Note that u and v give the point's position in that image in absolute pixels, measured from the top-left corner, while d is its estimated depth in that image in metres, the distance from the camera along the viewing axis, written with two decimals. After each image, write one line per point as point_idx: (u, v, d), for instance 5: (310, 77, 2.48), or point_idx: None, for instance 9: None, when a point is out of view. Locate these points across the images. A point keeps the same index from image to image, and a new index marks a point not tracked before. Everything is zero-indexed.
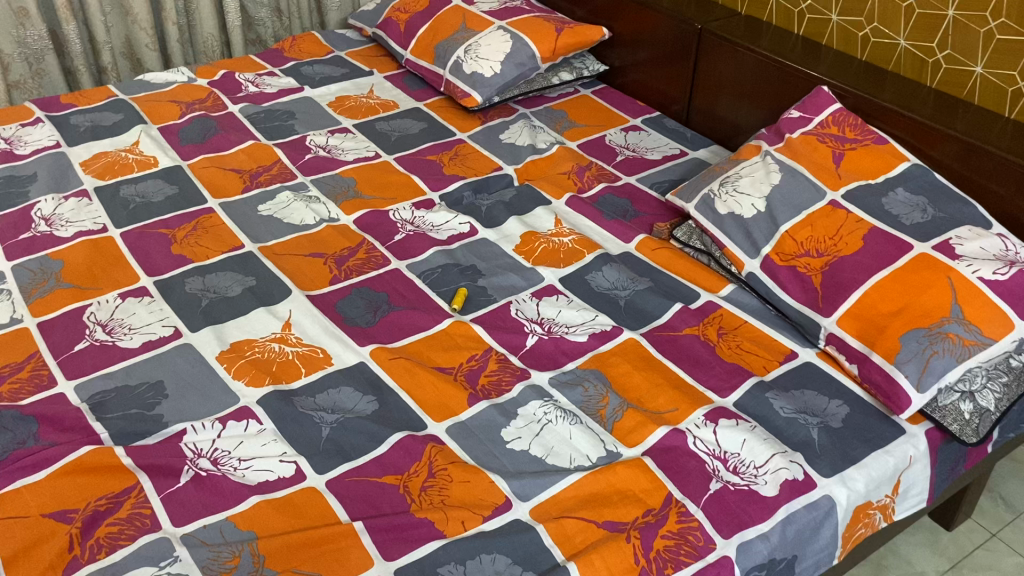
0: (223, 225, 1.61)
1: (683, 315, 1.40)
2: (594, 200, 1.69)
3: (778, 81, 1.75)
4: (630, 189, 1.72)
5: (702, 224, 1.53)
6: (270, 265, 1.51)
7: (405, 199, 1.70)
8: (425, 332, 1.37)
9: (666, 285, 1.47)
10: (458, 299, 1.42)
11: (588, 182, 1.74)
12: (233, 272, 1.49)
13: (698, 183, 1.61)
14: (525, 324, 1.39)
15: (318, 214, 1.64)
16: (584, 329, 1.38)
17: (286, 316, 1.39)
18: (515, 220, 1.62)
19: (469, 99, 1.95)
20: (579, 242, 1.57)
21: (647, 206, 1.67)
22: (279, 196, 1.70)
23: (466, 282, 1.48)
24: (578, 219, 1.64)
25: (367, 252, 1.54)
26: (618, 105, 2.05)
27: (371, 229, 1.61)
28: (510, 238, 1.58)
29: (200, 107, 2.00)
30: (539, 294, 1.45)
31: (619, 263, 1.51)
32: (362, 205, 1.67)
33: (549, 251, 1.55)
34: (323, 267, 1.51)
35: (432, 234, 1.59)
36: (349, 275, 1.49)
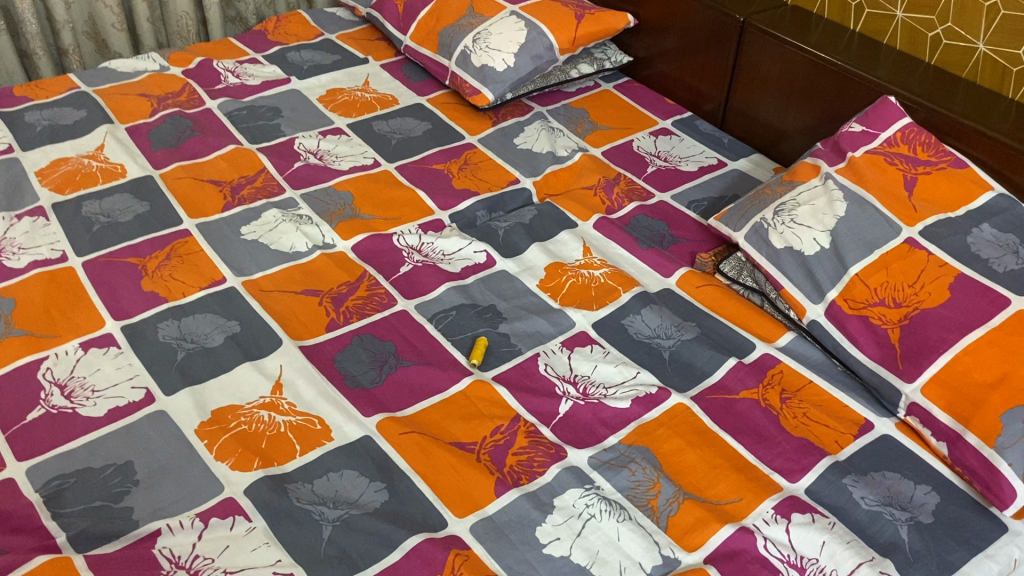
0: (202, 252, 1.40)
1: (738, 374, 1.21)
2: (625, 222, 1.49)
3: (834, 86, 1.54)
4: (666, 209, 1.52)
5: (754, 259, 1.34)
6: (257, 306, 1.30)
7: (410, 219, 1.49)
8: (441, 394, 1.17)
9: (715, 333, 1.28)
10: (478, 352, 1.22)
11: (618, 200, 1.54)
12: (215, 316, 1.28)
13: (746, 208, 1.41)
14: (556, 385, 1.20)
15: (311, 239, 1.43)
16: (626, 391, 1.19)
17: (276, 373, 1.19)
18: (537, 247, 1.42)
19: (479, 97, 1.74)
20: (612, 277, 1.37)
21: (686, 231, 1.47)
22: (265, 215, 1.48)
23: (486, 328, 1.28)
24: (608, 247, 1.43)
25: (369, 288, 1.34)
26: (644, 103, 1.84)
27: (373, 258, 1.40)
28: (533, 271, 1.38)
29: (174, 102, 1.77)
30: (571, 344, 1.26)
31: (661, 305, 1.32)
32: (361, 227, 1.46)
33: (578, 288, 1.35)
34: (319, 308, 1.30)
35: (443, 265, 1.39)
36: (350, 319, 1.29)
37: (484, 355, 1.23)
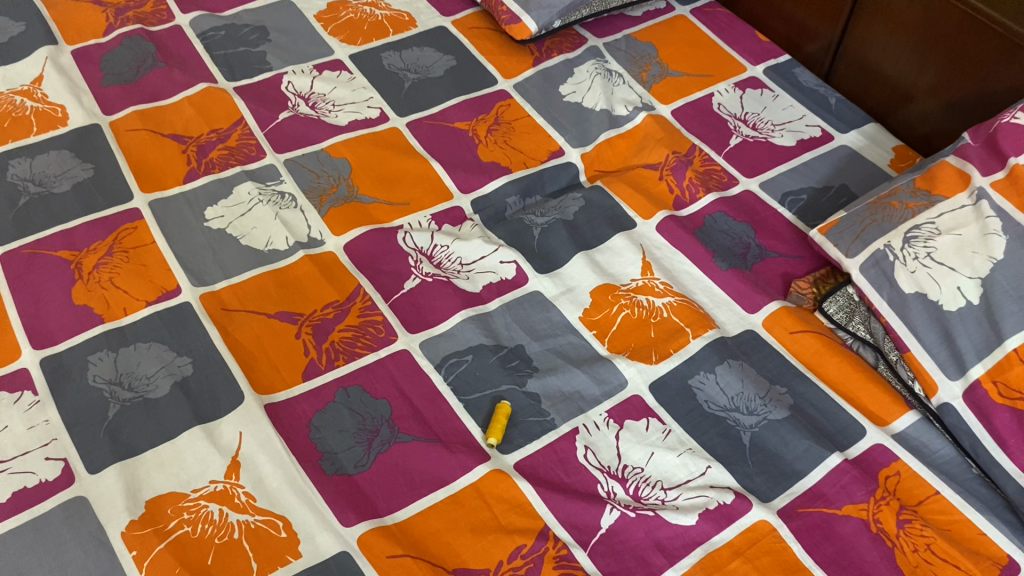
0: (153, 246, 1.09)
1: (841, 480, 0.92)
2: (698, 224, 1.16)
3: (996, 50, 1.14)
4: (751, 204, 1.18)
5: (870, 302, 1.01)
6: (216, 336, 1.01)
7: (422, 204, 1.16)
8: (447, 488, 0.90)
9: (811, 409, 0.98)
10: (497, 428, 0.93)
11: (690, 188, 1.20)
12: (161, 349, 0.99)
13: (863, 222, 1.06)
14: (599, 482, 0.91)
15: (292, 232, 1.12)
16: (691, 498, 0.90)
17: (233, 446, 0.91)
18: (582, 259, 1.10)
19: (519, 27, 1.36)
20: (679, 311, 1.05)
21: (776, 240, 1.14)
22: (238, 190, 1.16)
23: (509, 384, 0.98)
24: (675, 262, 1.11)
25: (362, 314, 1.03)
26: (730, 36, 1.45)
27: (368, 264, 1.08)
28: (574, 296, 1.07)
29: (135, 15, 1.40)
30: (620, 416, 0.96)
31: (742, 360, 1.01)
32: (358, 216, 1.14)
33: (633, 325, 1.04)
34: (295, 343, 1.00)
35: (459, 279, 1.07)
36: (334, 362, 0.99)
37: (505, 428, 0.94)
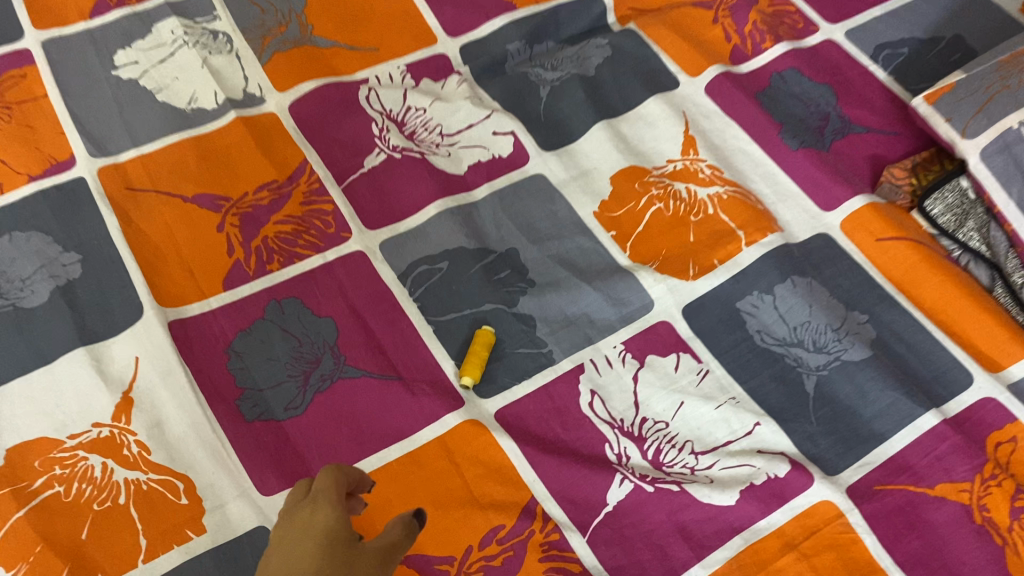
0: (44, 102, 0.83)
1: (936, 448, 0.68)
2: (762, 84, 0.88)
3: None
4: (833, 59, 0.90)
5: (993, 204, 0.74)
6: (115, 225, 0.76)
7: (396, 52, 0.89)
8: (405, 445, 0.67)
9: (899, 346, 0.73)
10: (474, 365, 0.70)
11: (753, 36, 0.91)
12: (43, 242, 0.75)
13: (989, 85, 0.77)
14: (607, 441, 0.68)
15: (225, 86, 0.86)
16: (730, 468, 0.67)
17: (127, 378, 0.69)
18: (602, 130, 0.83)
19: None
20: (729, 208, 0.79)
21: (864, 110, 0.86)
22: (160, 29, 0.89)
23: (495, 303, 0.74)
24: (728, 136, 0.84)
25: (306, 201, 0.78)
26: None
27: (320, 133, 0.83)
28: (589, 182, 0.81)
29: None
30: (640, 350, 0.73)
31: (811, 277, 0.76)
32: (311, 66, 0.87)
33: (666, 225, 0.78)
34: (215, 238, 0.76)
35: (436, 155, 0.82)
36: (265, 265, 0.74)
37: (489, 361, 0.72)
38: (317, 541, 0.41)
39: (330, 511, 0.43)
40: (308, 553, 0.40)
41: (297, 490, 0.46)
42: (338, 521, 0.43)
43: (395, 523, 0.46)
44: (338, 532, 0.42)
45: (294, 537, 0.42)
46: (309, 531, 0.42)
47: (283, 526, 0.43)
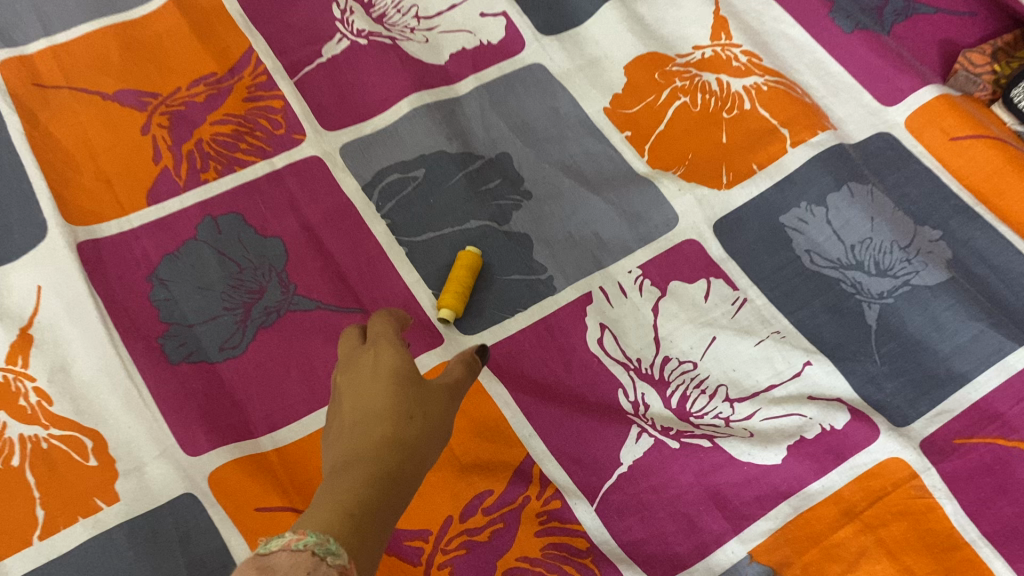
0: None
1: None
2: None
3: None
4: None
5: None
6: (16, 125, 0.62)
7: None
8: None
9: (981, 267, 0.59)
10: (453, 291, 0.56)
11: None
12: None
13: None
14: (621, 387, 0.55)
15: None
16: (774, 419, 0.54)
17: (26, 311, 0.55)
18: (615, 12, 0.69)
19: None
20: (769, 101, 0.64)
21: None
22: None
23: (482, 220, 0.60)
24: (767, 19, 0.69)
25: (251, 98, 0.64)
26: None
27: (271, 17, 0.68)
28: (597, 74, 0.67)
29: None
30: (662, 275, 0.59)
31: (874, 184, 0.61)
32: None
33: (693, 123, 0.64)
34: (137, 141, 0.62)
35: (411, 42, 0.67)
36: (198, 174, 0.61)
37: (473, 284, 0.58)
38: (386, 380, 0.45)
39: (392, 352, 0.47)
40: (382, 392, 0.45)
41: (354, 333, 0.50)
42: (400, 360, 0.47)
43: (458, 358, 0.49)
44: (404, 370, 0.46)
45: (364, 381, 0.46)
46: (377, 372, 0.46)
47: (351, 373, 0.47)
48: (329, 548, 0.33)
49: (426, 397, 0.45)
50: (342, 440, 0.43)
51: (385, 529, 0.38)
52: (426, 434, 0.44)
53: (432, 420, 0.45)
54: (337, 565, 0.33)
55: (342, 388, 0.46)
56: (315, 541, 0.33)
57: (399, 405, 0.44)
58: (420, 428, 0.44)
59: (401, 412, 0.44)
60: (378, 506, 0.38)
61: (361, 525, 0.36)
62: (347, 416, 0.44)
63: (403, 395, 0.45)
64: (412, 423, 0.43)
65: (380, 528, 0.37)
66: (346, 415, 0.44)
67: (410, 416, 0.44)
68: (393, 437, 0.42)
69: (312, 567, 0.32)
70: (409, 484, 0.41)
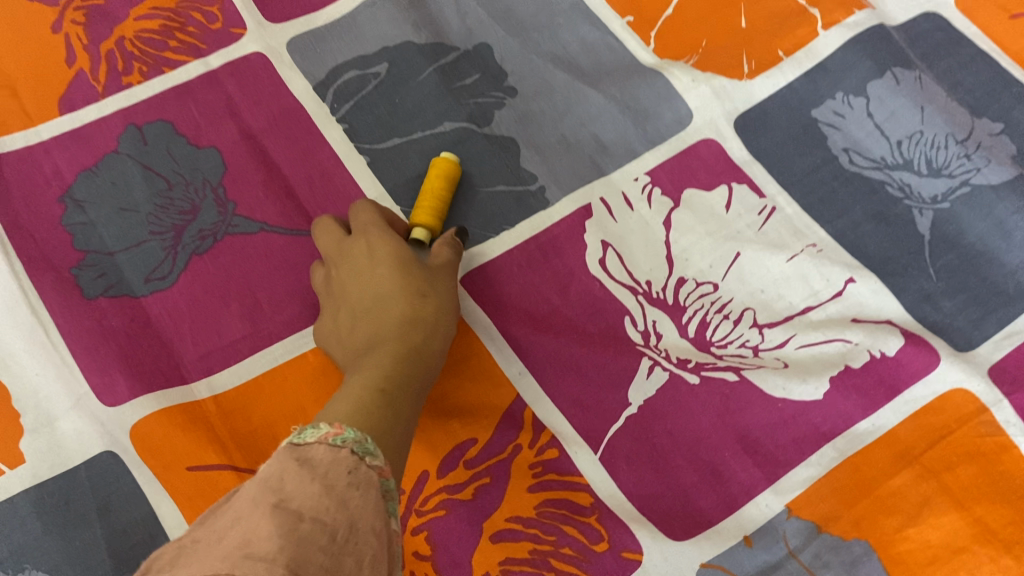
0: None
1: None
2: None
3: None
4: None
5: None
6: None
7: None
8: None
9: None
10: (429, 202, 0.46)
11: None
12: None
13: None
14: (629, 313, 0.46)
15: None
16: (812, 346, 0.45)
17: None
18: None
19: None
20: None
21: None
22: None
23: (459, 123, 0.51)
24: None
25: None
26: None
27: None
28: None
29: None
30: (673, 182, 0.50)
31: (921, 69, 0.52)
32: None
33: (706, 4, 0.54)
34: (47, 42, 0.52)
35: None
36: (119, 77, 0.51)
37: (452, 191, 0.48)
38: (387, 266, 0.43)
39: (384, 233, 0.44)
40: (386, 278, 0.43)
41: (334, 226, 0.46)
42: (395, 240, 0.44)
43: (442, 243, 0.45)
44: (403, 249, 0.44)
45: (362, 265, 0.44)
46: (375, 259, 0.44)
47: (345, 261, 0.44)
48: (366, 447, 0.30)
49: (436, 272, 0.44)
50: (355, 331, 0.42)
51: (415, 414, 0.37)
52: (442, 310, 0.42)
53: (446, 295, 0.43)
54: (376, 463, 0.29)
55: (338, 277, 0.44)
56: (353, 438, 0.30)
57: (408, 284, 0.43)
58: (436, 303, 0.42)
59: (413, 290, 0.42)
60: (407, 389, 0.38)
61: (393, 405, 0.36)
62: (355, 304, 0.43)
63: (408, 277, 0.43)
64: (424, 302, 0.42)
65: (411, 412, 0.37)
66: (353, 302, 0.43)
67: (424, 294, 0.43)
68: (409, 318, 0.41)
69: (351, 465, 0.28)
70: (433, 364, 0.41)
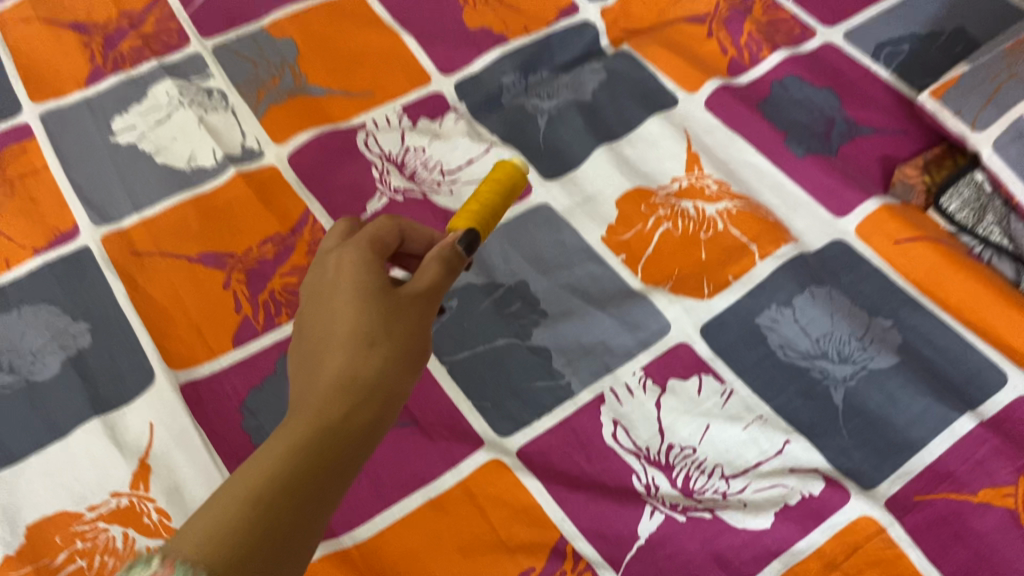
0: (46, 175, 0.83)
1: (974, 453, 0.65)
2: (762, 95, 0.87)
3: None
4: (834, 62, 0.89)
5: (1009, 195, 0.72)
6: (122, 289, 0.76)
7: (391, 94, 0.89)
8: (426, 491, 0.65)
9: (927, 349, 0.71)
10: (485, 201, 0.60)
11: (749, 47, 0.90)
12: (53, 313, 0.74)
13: (995, 77, 0.76)
14: (635, 473, 0.66)
15: (222, 145, 0.85)
16: (762, 489, 0.65)
17: (143, 444, 0.67)
18: (604, 155, 0.83)
19: None
20: (740, 222, 0.78)
21: (871, 112, 0.84)
22: (154, 93, 0.89)
23: (508, 338, 0.73)
24: (732, 150, 0.83)
25: (311, 253, 0.78)
26: None
27: (322, 181, 0.83)
28: (594, 208, 0.80)
29: None
30: (661, 375, 0.71)
31: (830, 286, 0.74)
32: (309, 115, 0.87)
33: (676, 245, 0.77)
34: (221, 297, 0.75)
35: (439, 194, 0.81)
36: (273, 319, 0.74)
37: (511, 193, 0.62)
38: (348, 305, 0.50)
39: (357, 272, 0.52)
40: (346, 314, 0.50)
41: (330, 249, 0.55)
42: (366, 278, 0.52)
43: (435, 259, 0.54)
44: (366, 289, 0.51)
45: (331, 295, 0.51)
46: (342, 293, 0.51)
47: (321, 283, 0.52)
48: None
49: (390, 320, 0.50)
50: (313, 354, 0.50)
51: (332, 472, 0.44)
52: (384, 360, 0.49)
53: (395, 344, 0.50)
54: None
55: (316, 293, 0.52)
56: None
57: (357, 334, 0.49)
58: (380, 356, 0.49)
59: (364, 337, 0.49)
60: (325, 455, 0.44)
61: (308, 469, 0.43)
62: (317, 328, 0.51)
63: (363, 321, 0.50)
64: (370, 354, 0.49)
65: (335, 471, 0.44)
66: (315, 324, 0.51)
67: (370, 344, 0.49)
68: (349, 370, 0.48)
69: None
70: (368, 414, 0.47)
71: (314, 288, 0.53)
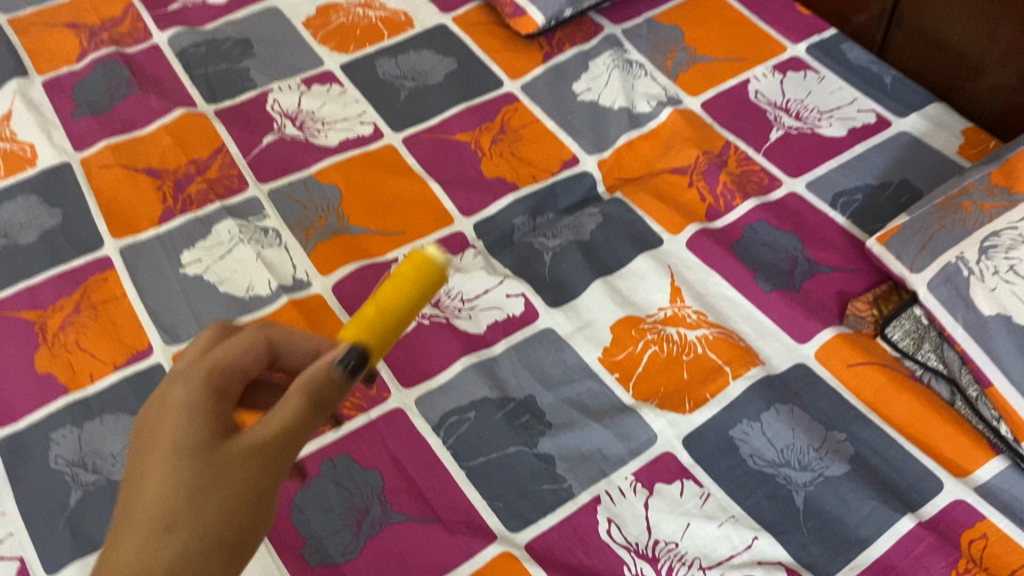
0: (124, 301, 0.98)
1: (914, 548, 0.77)
2: (736, 236, 1.02)
3: None
4: (797, 209, 1.04)
5: (942, 327, 0.85)
6: None
7: (420, 232, 1.05)
8: None
9: (875, 458, 0.83)
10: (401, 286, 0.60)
11: (724, 195, 1.06)
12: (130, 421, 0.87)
13: (929, 227, 0.90)
14: (626, 563, 0.78)
15: (275, 275, 1.00)
16: None
17: None
18: (600, 287, 0.97)
19: (525, 21, 1.25)
20: (716, 346, 0.91)
21: (828, 253, 0.99)
22: (217, 230, 1.04)
23: (518, 446, 0.85)
24: (710, 284, 0.97)
25: None
26: (764, 12, 1.30)
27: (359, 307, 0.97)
28: (592, 333, 0.94)
29: (110, 36, 1.30)
30: (649, 479, 0.83)
31: (792, 403, 0.87)
32: (349, 251, 1.03)
33: (662, 366, 0.91)
34: None
35: (460, 319, 0.95)
36: None
37: (423, 289, 0.60)
38: (159, 475, 0.51)
39: (175, 433, 0.52)
40: (155, 486, 0.51)
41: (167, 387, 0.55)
42: (183, 440, 0.52)
43: (297, 393, 0.53)
44: (182, 457, 0.51)
45: (148, 455, 0.52)
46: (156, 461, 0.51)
47: (149, 432, 0.53)
48: None
49: (198, 497, 0.50)
50: (124, 518, 0.51)
51: None
52: (186, 540, 0.49)
53: (199, 527, 0.50)
54: None
55: (142, 440, 0.53)
56: None
57: (154, 520, 0.50)
58: (178, 540, 0.49)
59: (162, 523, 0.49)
60: None
61: None
62: (134, 485, 0.52)
63: (173, 497, 0.50)
64: (167, 539, 0.49)
65: None
66: (131, 489, 0.52)
67: (167, 530, 0.49)
68: (144, 553, 0.48)
69: None
70: None
71: (141, 432, 0.54)
